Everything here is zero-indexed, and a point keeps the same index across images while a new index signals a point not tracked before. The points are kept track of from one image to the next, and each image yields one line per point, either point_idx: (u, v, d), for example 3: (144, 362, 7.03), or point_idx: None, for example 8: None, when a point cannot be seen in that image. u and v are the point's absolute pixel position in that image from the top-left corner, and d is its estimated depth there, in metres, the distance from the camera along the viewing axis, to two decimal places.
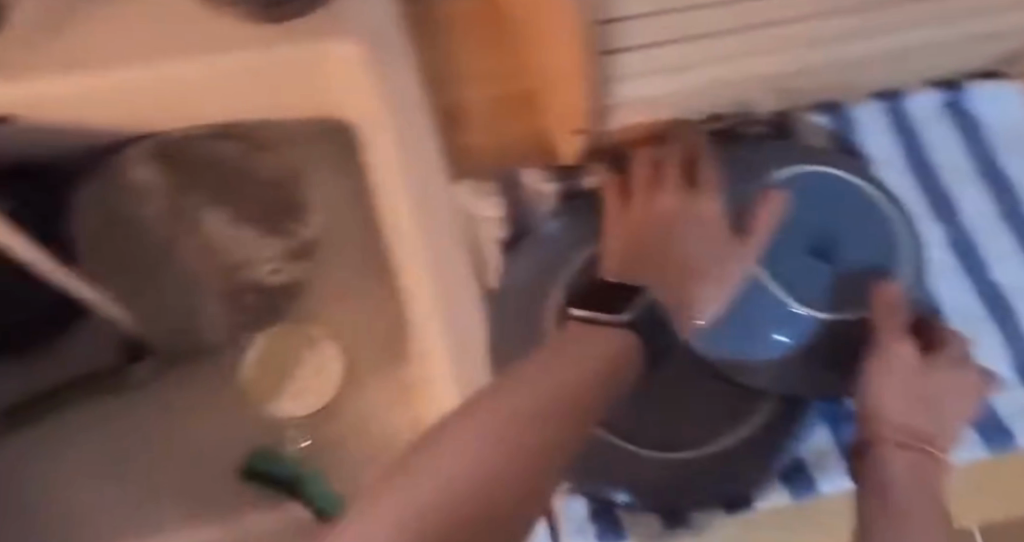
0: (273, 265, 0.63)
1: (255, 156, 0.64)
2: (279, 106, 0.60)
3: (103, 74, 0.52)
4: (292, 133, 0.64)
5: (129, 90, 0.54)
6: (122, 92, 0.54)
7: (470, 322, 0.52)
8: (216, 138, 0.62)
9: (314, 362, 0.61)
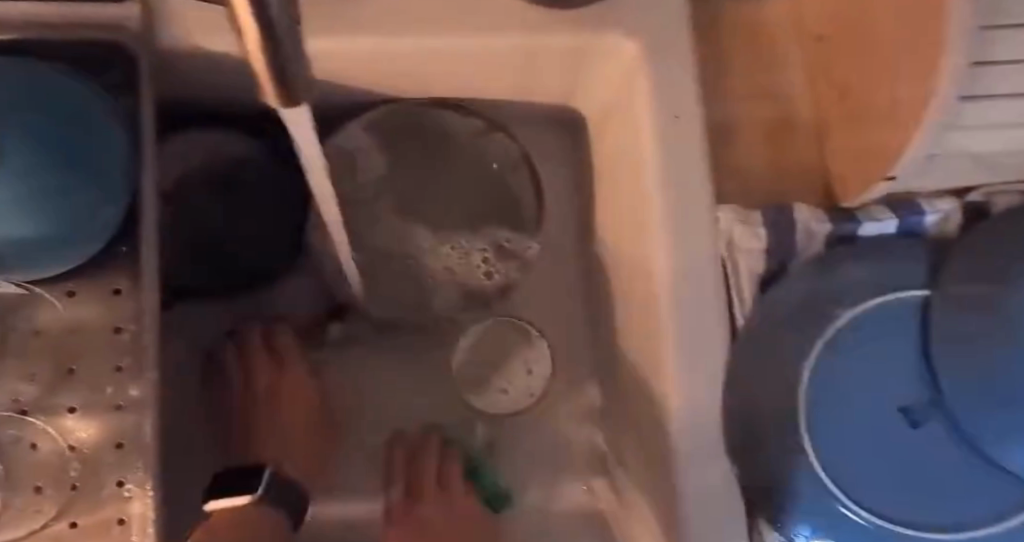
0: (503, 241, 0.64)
1: (493, 134, 0.63)
2: (536, 86, 0.59)
3: (385, 40, 0.52)
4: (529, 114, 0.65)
5: (405, 57, 0.54)
6: (397, 58, 0.54)
7: (713, 346, 0.49)
8: (460, 112, 0.62)
9: (531, 357, 0.64)
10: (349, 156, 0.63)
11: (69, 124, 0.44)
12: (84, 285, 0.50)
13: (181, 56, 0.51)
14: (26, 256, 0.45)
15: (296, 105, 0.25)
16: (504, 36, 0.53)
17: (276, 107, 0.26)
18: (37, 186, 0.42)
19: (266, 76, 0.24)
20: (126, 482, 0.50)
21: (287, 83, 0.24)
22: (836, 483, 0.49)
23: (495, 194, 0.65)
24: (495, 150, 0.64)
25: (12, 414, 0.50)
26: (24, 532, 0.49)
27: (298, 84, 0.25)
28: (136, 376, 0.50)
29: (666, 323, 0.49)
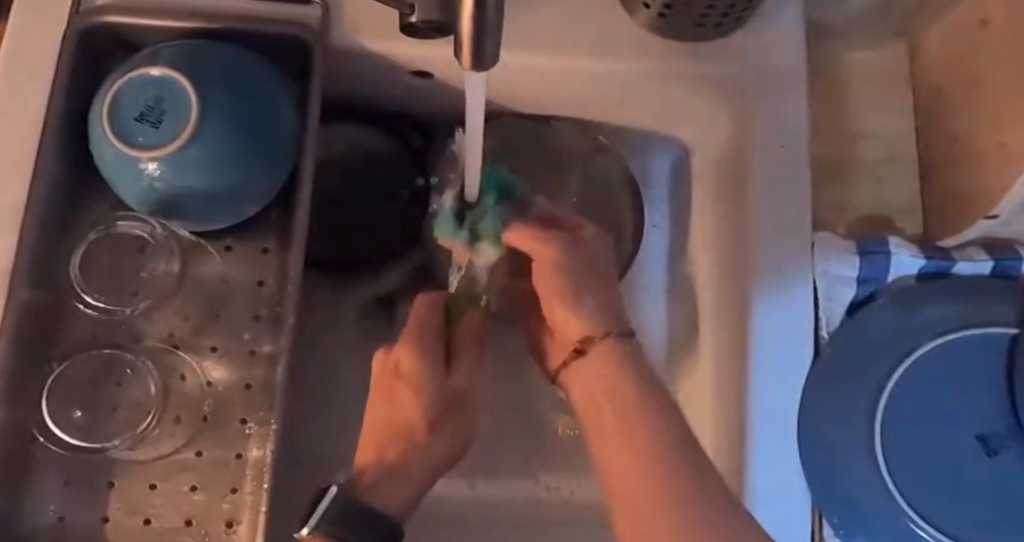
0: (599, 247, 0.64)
1: (602, 153, 0.65)
2: (649, 116, 0.63)
3: (514, 55, 0.57)
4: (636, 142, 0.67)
5: (529, 73, 0.58)
6: (520, 74, 0.59)
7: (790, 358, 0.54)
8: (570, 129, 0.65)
9: None
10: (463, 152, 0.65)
11: (252, 102, 0.53)
12: (239, 242, 0.58)
13: (354, 55, 0.58)
14: (205, 209, 0.54)
15: (481, 61, 0.36)
16: (627, 57, 0.57)
17: (466, 62, 0.36)
18: (217, 149, 0.51)
19: (470, 32, 0.35)
20: (247, 420, 0.55)
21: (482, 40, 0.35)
22: (907, 501, 0.54)
23: (602, 204, 0.65)
24: (606, 162, 0.65)
25: (162, 347, 0.56)
26: (158, 455, 0.54)
27: (488, 44, 0.36)
28: (270, 333, 0.56)
29: (753, 328, 0.55)
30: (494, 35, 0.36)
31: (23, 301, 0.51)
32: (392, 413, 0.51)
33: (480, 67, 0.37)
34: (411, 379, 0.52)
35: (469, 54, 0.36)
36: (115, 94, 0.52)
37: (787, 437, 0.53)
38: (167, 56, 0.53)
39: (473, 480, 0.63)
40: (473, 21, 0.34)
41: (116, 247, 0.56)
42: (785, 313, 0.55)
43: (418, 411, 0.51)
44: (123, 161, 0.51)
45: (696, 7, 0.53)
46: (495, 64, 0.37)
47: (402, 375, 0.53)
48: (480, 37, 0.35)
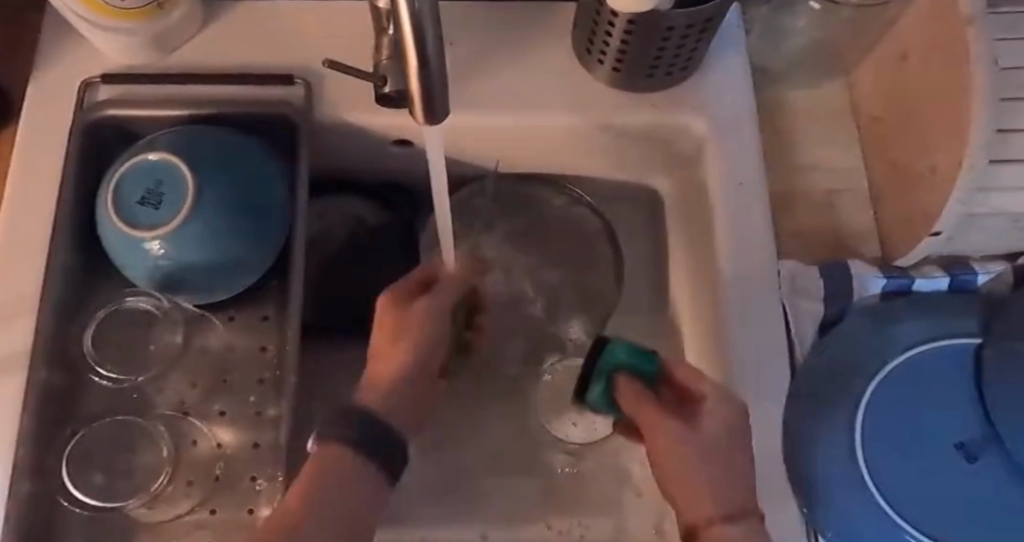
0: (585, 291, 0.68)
1: (577, 207, 0.69)
2: (616, 167, 0.67)
3: (483, 117, 0.61)
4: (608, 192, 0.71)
5: (498, 134, 0.63)
6: (491, 137, 0.63)
7: (772, 376, 0.56)
8: (545, 187, 0.69)
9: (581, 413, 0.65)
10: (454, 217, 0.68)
11: (244, 180, 0.57)
12: (241, 312, 0.62)
13: (337, 130, 0.63)
14: (206, 282, 0.58)
15: (434, 117, 0.43)
16: (589, 110, 0.61)
17: (421, 119, 0.43)
18: (212, 225, 0.55)
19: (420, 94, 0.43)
20: (256, 477, 0.58)
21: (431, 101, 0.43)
22: (897, 511, 0.55)
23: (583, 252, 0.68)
24: (583, 211, 0.69)
25: (174, 413, 0.59)
26: (174, 515, 0.57)
27: (437, 102, 0.43)
28: (272, 396, 0.59)
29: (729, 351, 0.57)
30: (441, 92, 0.43)
31: (44, 379, 0.55)
32: (380, 370, 0.50)
33: (435, 120, 0.44)
34: (395, 313, 0.52)
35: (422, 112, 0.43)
36: (120, 181, 0.56)
37: (779, 452, 0.55)
38: (164, 142, 0.57)
39: (484, 530, 0.64)
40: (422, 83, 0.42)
41: (127, 321, 0.60)
42: (765, 353, 0.57)
43: (400, 369, 0.50)
44: (130, 242, 0.55)
45: (642, 54, 0.58)
46: (446, 116, 0.44)
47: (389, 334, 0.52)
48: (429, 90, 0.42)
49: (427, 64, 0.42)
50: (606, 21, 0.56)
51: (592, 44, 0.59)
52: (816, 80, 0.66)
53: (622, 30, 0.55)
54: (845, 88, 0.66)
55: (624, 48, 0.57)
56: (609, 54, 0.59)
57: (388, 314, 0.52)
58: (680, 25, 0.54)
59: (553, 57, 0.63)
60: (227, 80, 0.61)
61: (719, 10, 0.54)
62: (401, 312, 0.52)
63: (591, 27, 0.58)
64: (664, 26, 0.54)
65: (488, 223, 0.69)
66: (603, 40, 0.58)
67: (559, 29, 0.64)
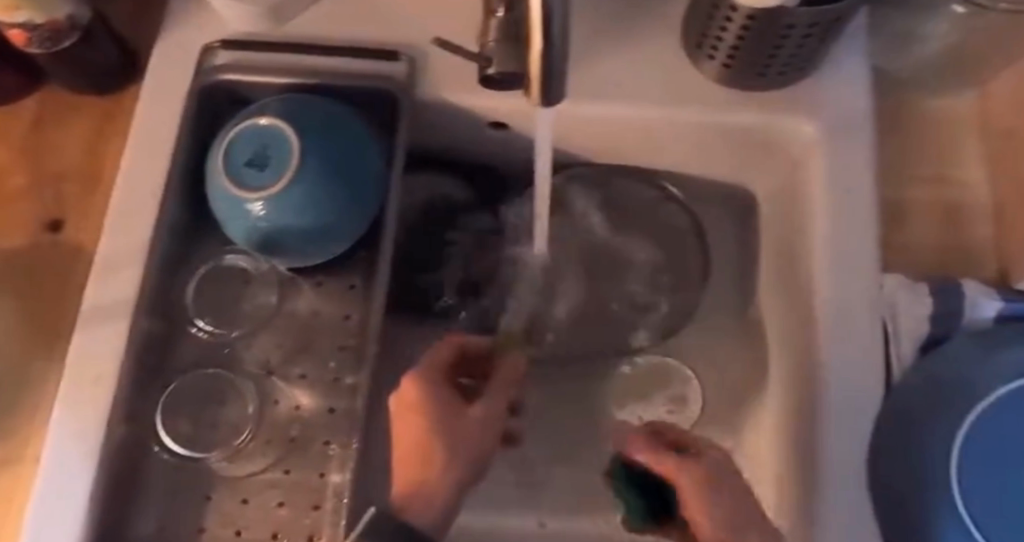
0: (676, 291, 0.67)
1: (667, 205, 0.68)
2: (717, 166, 0.65)
3: (586, 105, 0.61)
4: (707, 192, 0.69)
5: (600, 124, 0.62)
6: (592, 126, 0.62)
7: (867, 393, 0.53)
8: (637, 183, 0.68)
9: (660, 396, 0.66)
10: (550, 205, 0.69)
11: (347, 151, 0.58)
12: (329, 279, 0.62)
13: (439, 109, 0.63)
14: (300, 247, 0.59)
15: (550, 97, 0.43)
16: (695, 107, 0.60)
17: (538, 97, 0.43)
18: (312, 191, 0.56)
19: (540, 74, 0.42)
20: (331, 442, 0.59)
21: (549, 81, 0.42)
22: None
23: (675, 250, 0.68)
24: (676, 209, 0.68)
25: (260, 372, 0.61)
26: (251, 471, 0.58)
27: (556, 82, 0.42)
28: (352, 364, 0.60)
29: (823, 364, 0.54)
30: (559, 73, 0.42)
31: (145, 329, 0.57)
32: (408, 469, 0.50)
33: (550, 101, 0.43)
34: (428, 424, 0.51)
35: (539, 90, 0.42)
36: (231, 142, 0.58)
37: (864, 473, 0.52)
38: (273, 107, 0.59)
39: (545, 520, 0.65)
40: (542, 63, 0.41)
41: (224, 279, 0.62)
42: (861, 369, 0.54)
43: (441, 466, 0.50)
44: (233, 201, 0.57)
45: (758, 52, 0.55)
46: (562, 96, 0.43)
47: (413, 406, 0.52)
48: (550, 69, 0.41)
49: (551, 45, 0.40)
50: (721, 15, 0.54)
51: (704, 39, 0.58)
52: (940, 90, 0.62)
53: (739, 25, 0.53)
54: (970, 100, 0.62)
55: (739, 44, 0.55)
56: (722, 49, 0.57)
57: (413, 395, 0.52)
58: (801, 24, 0.52)
59: (662, 49, 0.62)
60: (336, 52, 0.62)
61: (846, 9, 0.51)
62: (434, 421, 0.51)
63: (704, 21, 0.56)
64: (785, 24, 0.52)
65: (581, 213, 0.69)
66: (716, 35, 0.56)
67: (670, 20, 0.62)
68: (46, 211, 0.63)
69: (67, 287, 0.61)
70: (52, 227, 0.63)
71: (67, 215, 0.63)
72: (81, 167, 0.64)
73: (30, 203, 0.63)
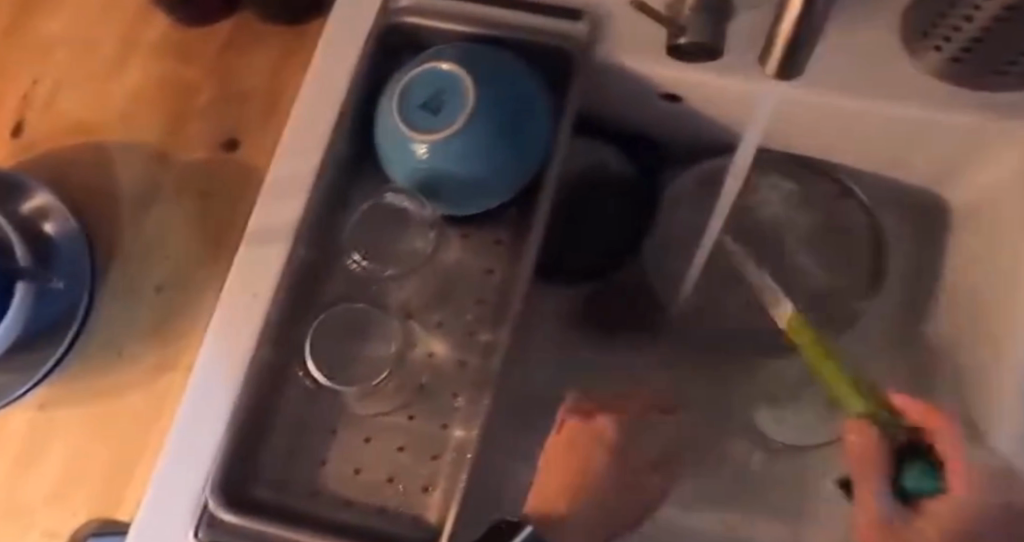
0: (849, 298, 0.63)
1: (846, 201, 0.64)
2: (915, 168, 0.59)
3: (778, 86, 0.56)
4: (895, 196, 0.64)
5: (793, 107, 0.57)
6: (782, 109, 0.58)
7: None
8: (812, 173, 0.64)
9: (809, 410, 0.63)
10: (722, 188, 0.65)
11: (529, 106, 0.57)
12: (478, 232, 0.62)
13: (618, 74, 0.61)
14: (459, 196, 0.58)
15: None
16: (902, 101, 0.54)
17: None
18: (479, 143, 0.55)
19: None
20: (459, 396, 0.58)
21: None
22: None
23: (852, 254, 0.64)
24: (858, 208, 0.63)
25: (403, 315, 0.60)
26: (376, 412, 0.59)
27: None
28: (491, 321, 0.59)
29: None
30: None
31: (303, 258, 0.59)
32: (550, 491, 0.54)
33: None
34: (573, 464, 0.54)
35: None
36: (410, 81, 0.57)
37: None
38: (452, 53, 0.58)
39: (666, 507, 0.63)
40: None
41: (379, 216, 0.61)
42: None
43: (593, 488, 0.54)
44: (402, 142, 0.57)
45: (1002, 46, 0.49)
46: None
47: (570, 442, 0.55)
48: None
49: None
50: (968, 3, 0.48)
51: (937, 27, 0.52)
52: None
53: (987, 16, 0.47)
54: None
55: (981, 36, 0.49)
56: (956, 40, 0.51)
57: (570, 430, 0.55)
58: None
59: (874, 33, 0.56)
60: (523, 3, 0.61)
61: None
62: (581, 457, 0.54)
63: (946, 6, 0.51)
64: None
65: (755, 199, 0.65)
66: (954, 23, 0.50)
67: (888, 2, 0.57)
68: (225, 129, 0.66)
69: (237, 204, 0.64)
70: (228, 145, 0.65)
71: (245, 135, 0.65)
72: (263, 91, 0.66)
73: (213, 120, 0.66)
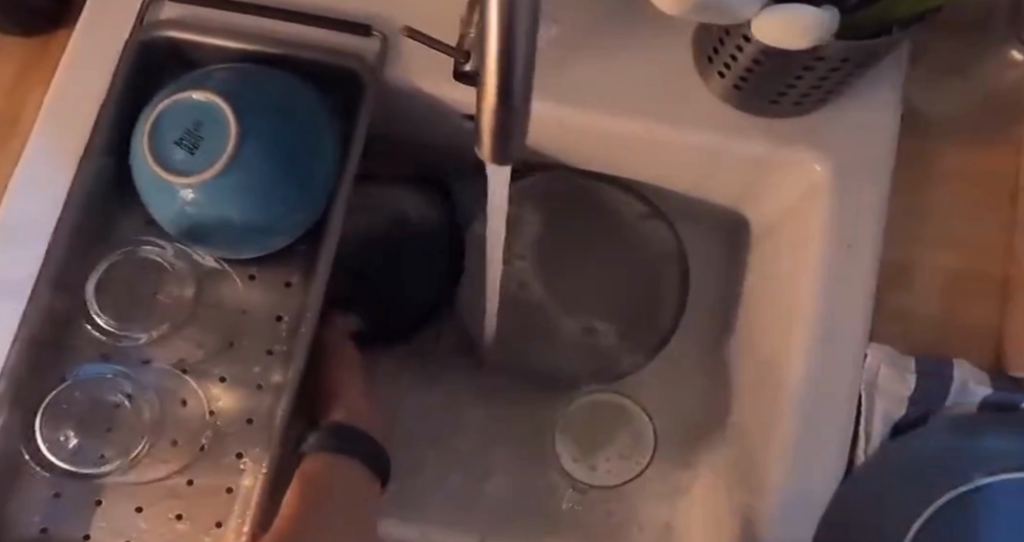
0: (663, 312, 0.63)
1: (649, 221, 0.63)
2: (708, 188, 0.59)
3: (570, 108, 0.53)
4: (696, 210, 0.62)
5: (584, 131, 0.55)
6: (573, 132, 0.56)
7: (831, 469, 0.48)
8: (621, 193, 0.62)
9: (622, 444, 0.62)
10: (525, 205, 0.63)
11: (301, 138, 0.51)
12: (264, 272, 0.55)
13: (405, 94, 0.56)
14: (233, 239, 0.52)
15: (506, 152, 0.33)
16: (692, 128, 0.53)
17: (487, 155, 0.33)
18: (248, 182, 0.49)
19: (492, 128, 0.31)
20: (245, 453, 0.53)
21: (507, 136, 0.32)
22: None
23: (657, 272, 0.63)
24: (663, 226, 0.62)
25: (171, 370, 0.54)
26: (147, 478, 0.52)
27: (516, 131, 0.32)
28: (276, 366, 0.54)
29: (786, 437, 0.49)
30: (521, 130, 0.32)
31: (47, 308, 0.51)
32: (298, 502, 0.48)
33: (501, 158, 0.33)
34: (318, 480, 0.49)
35: (490, 147, 0.32)
36: (159, 115, 0.51)
37: None
38: (218, 81, 0.52)
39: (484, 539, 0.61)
40: (494, 123, 0.31)
41: (136, 270, 0.54)
42: (828, 448, 0.48)
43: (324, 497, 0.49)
44: (157, 184, 0.50)
45: (778, 77, 0.49)
46: (518, 155, 0.34)
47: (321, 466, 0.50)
48: (505, 130, 0.31)
49: (510, 98, 0.30)
50: (739, 32, 0.47)
51: (717, 54, 0.51)
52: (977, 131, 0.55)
53: (756, 48, 0.47)
54: (1011, 133, 0.54)
55: (753, 66, 0.49)
56: (734, 68, 0.50)
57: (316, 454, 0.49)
58: (832, 56, 0.46)
59: (665, 56, 0.54)
60: (298, 17, 0.55)
61: (885, 45, 0.45)
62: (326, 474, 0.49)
63: (721, 34, 0.50)
64: (814, 55, 0.46)
65: (556, 220, 0.63)
66: (729, 52, 0.50)
67: (680, 23, 0.55)
68: None
69: None
70: None
71: None
72: (3, 117, 0.58)
73: None
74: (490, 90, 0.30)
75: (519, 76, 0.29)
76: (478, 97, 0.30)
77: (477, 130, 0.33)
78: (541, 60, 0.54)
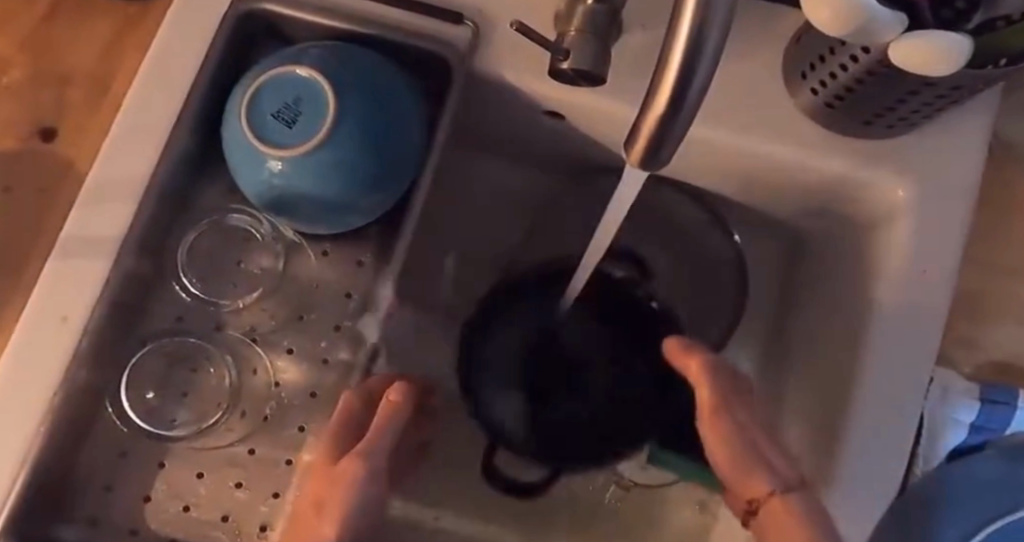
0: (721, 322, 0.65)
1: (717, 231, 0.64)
2: (781, 199, 0.60)
3: None
4: (760, 220, 0.64)
5: None
6: None
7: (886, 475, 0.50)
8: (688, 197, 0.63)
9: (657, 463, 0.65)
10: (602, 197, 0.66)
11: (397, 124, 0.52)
12: (337, 249, 0.56)
13: (492, 86, 0.56)
14: (318, 215, 0.53)
15: (652, 165, 0.33)
16: (777, 141, 0.53)
17: (634, 162, 0.34)
18: (341, 161, 0.50)
19: (650, 137, 0.32)
20: (306, 425, 0.54)
21: (661, 146, 0.32)
22: None
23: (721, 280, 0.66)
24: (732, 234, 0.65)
25: (240, 339, 0.55)
26: (213, 445, 0.53)
27: (666, 148, 0.33)
28: (346, 343, 0.55)
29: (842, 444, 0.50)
30: (674, 142, 0.33)
31: (129, 270, 0.51)
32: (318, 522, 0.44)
33: (649, 169, 0.34)
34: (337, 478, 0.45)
35: (640, 155, 0.33)
36: (259, 86, 0.51)
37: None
38: (313, 57, 0.52)
39: None
40: (654, 131, 0.32)
41: (223, 238, 0.55)
42: (887, 456, 0.50)
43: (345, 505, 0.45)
44: (249, 153, 0.50)
45: (874, 102, 0.49)
46: (664, 165, 0.34)
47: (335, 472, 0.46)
48: (659, 144, 0.32)
49: (677, 116, 0.31)
50: (845, 52, 0.46)
51: (813, 71, 0.51)
52: None
53: (863, 68, 0.46)
54: None
55: (853, 87, 0.48)
56: (830, 86, 0.50)
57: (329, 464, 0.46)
58: (943, 84, 0.45)
59: (758, 66, 0.54)
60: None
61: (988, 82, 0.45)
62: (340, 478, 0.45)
63: (823, 50, 0.49)
64: (921, 80, 0.45)
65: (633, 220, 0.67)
66: (829, 70, 0.49)
67: (774, 36, 0.55)
68: (40, 117, 0.56)
69: (53, 202, 0.55)
70: (43, 135, 0.56)
71: (64, 124, 0.56)
72: (91, 75, 0.57)
73: (23, 106, 0.56)
74: (663, 96, 0.31)
75: (697, 76, 0.31)
76: (647, 107, 0.32)
77: (629, 136, 0.33)
78: (633, 63, 0.55)
